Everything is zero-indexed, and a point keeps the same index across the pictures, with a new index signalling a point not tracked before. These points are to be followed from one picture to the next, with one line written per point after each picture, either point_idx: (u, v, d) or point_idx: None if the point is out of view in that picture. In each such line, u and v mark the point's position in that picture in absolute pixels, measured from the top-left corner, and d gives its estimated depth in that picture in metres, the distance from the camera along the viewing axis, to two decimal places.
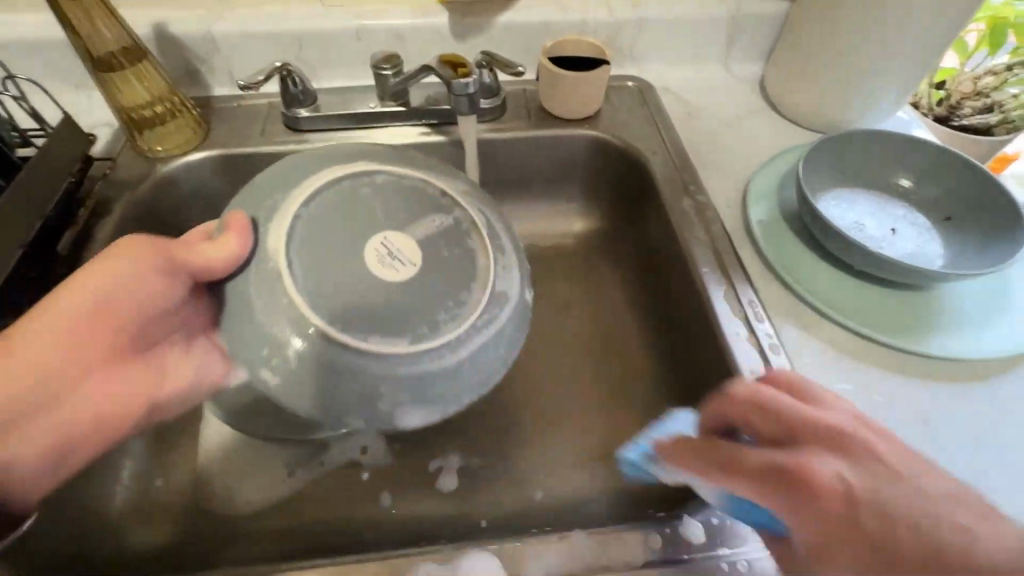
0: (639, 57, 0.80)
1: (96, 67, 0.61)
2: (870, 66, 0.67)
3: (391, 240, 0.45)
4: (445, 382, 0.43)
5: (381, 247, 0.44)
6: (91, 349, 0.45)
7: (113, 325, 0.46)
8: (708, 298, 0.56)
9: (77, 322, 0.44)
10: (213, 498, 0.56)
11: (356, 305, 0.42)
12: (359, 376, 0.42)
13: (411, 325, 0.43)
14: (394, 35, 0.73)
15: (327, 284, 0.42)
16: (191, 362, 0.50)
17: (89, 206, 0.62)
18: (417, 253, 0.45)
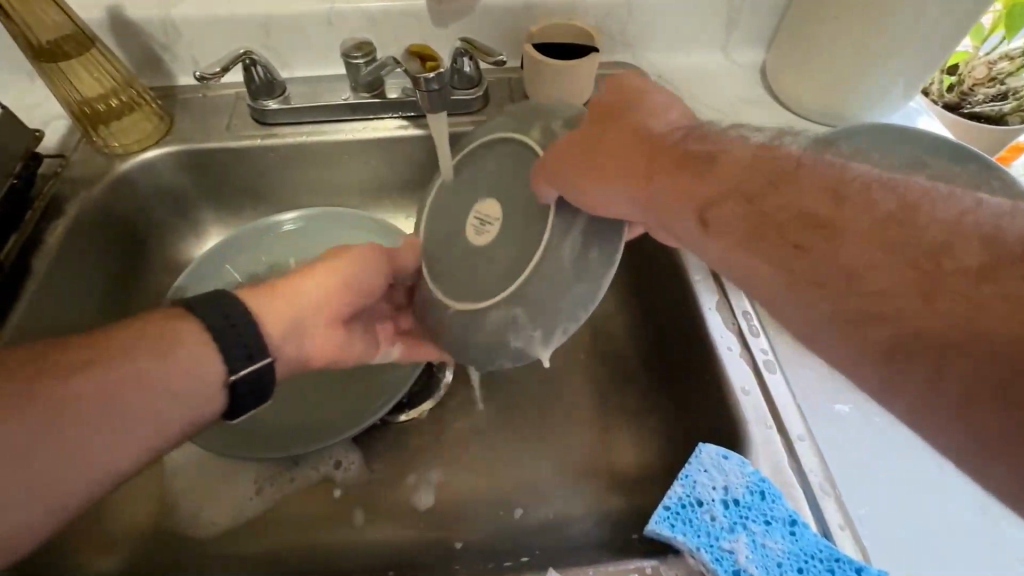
0: (633, 41, 0.75)
1: (41, 57, 0.56)
2: (879, 55, 0.62)
3: (482, 211, 0.48)
4: (550, 307, 0.40)
5: (475, 221, 0.48)
6: (339, 306, 0.49)
7: (348, 294, 0.50)
8: (698, 310, 0.53)
9: (333, 284, 0.49)
10: (178, 518, 0.53)
11: (471, 268, 0.47)
12: (475, 329, 0.44)
13: (507, 268, 0.43)
14: (368, 20, 0.67)
15: (452, 265, 0.48)
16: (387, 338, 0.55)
17: (39, 208, 0.58)
18: (500, 210, 0.46)
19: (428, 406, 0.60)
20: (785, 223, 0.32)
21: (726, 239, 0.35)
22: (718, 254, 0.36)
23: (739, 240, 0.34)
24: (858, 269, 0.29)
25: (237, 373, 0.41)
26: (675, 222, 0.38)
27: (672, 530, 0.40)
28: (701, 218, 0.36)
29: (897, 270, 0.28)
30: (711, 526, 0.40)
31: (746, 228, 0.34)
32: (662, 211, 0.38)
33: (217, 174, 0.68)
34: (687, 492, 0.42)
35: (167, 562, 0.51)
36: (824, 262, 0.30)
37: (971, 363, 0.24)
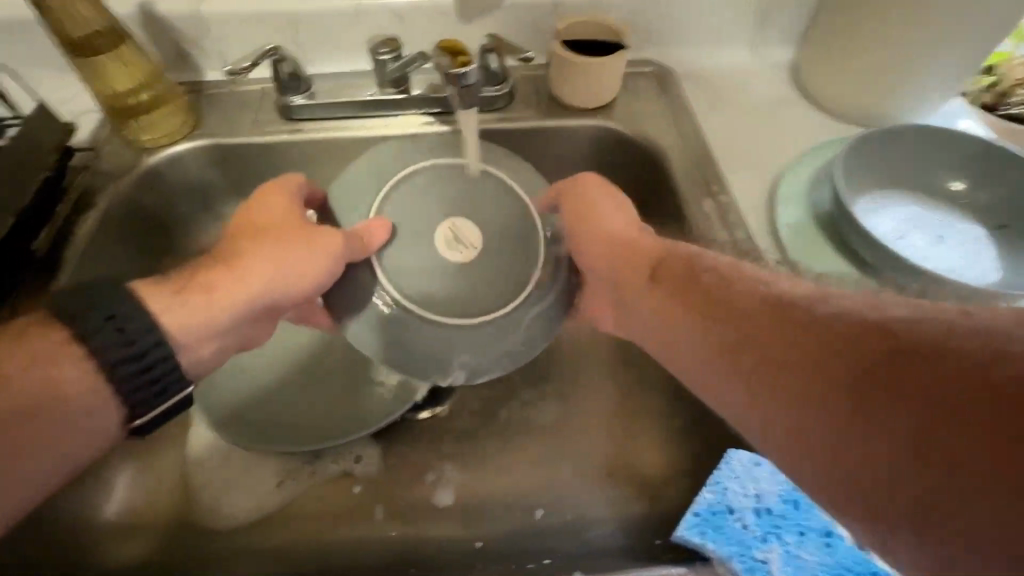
0: (661, 38, 0.74)
1: (74, 52, 0.57)
2: (917, 55, 0.60)
3: (459, 227, 0.45)
4: (500, 354, 0.43)
5: (449, 233, 0.45)
6: (273, 287, 0.45)
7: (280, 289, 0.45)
8: None
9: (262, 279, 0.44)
10: (201, 509, 0.54)
11: (427, 273, 0.43)
12: (422, 342, 0.42)
13: (472, 292, 0.43)
14: (394, 16, 0.67)
15: (406, 261, 0.44)
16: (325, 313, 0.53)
17: (70, 200, 0.59)
18: (480, 238, 0.45)
19: (449, 405, 0.59)
20: (698, 282, 0.42)
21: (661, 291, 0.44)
22: (649, 305, 0.44)
23: (671, 292, 0.43)
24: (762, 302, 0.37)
25: (141, 418, 0.39)
26: (628, 278, 0.46)
27: (702, 538, 0.39)
28: (649, 275, 0.46)
29: (757, 311, 0.37)
30: (743, 535, 0.39)
31: (678, 283, 0.43)
32: (622, 265, 0.47)
33: (242, 170, 0.68)
34: (717, 499, 0.41)
35: (191, 553, 0.51)
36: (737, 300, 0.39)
37: (799, 377, 0.32)
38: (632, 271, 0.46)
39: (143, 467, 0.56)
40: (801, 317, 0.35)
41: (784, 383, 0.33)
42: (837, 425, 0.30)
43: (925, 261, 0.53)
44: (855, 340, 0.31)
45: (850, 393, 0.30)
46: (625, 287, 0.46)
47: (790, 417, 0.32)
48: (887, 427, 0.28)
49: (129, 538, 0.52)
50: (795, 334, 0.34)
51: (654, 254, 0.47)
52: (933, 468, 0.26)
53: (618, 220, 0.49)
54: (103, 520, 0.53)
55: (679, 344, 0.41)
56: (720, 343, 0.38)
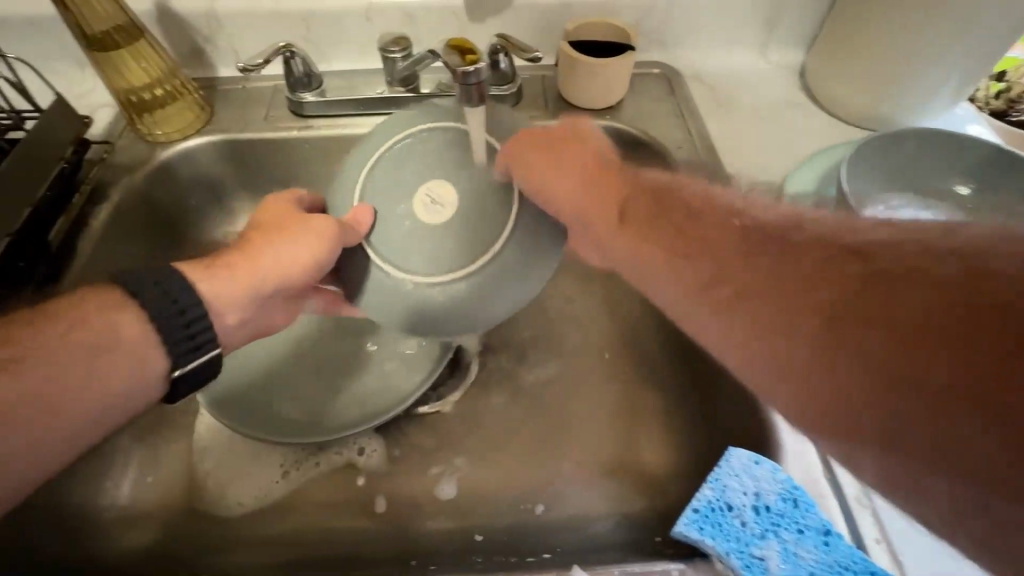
0: (669, 40, 0.74)
1: (91, 47, 0.58)
2: (926, 59, 0.60)
3: (433, 190, 0.46)
4: (462, 313, 0.43)
5: (425, 199, 0.46)
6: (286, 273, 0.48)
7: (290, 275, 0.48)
8: None
9: (275, 266, 0.48)
10: (207, 497, 0.55)
11: (422, 241, 0.45)
12: (430, 306, 0.43)
13: (461, 249, 0.44)
14: (405, 15, 0.68)
15: (399, 236, 0.45)
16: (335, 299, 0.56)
17: (85, 191, 0.60)
18: (455, 196, 0.45)
19: (453, 400, 0.59)
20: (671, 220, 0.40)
21: (631, 230, 0.41)
22: (622, 241, 0.42)
23: (647, 231, 0.41)
24: (746, 236, 0.35)
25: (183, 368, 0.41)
26: (596, 218, 0.43)
27: (701, 533, 0.39)
28: (618, 211, 0.43)
29: (732, 245, 0.35)
30: (741, 532, 0.39)
31: (647, 224, 0.41)
32: (588, 206, 0.43)
33: (253, 165, 0.69)
34: (716, 496, 0.41)
35: (195, 541, 0.52)
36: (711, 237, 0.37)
37: (772, 308, 0.32)
38: (603, 208, 0.43)
39: (151, 455, 0.57)
40: (776, 248, 0.33)
41: (757, 313, 0.33)
42: (812, 352, 0.30)
43: None
44: (828, 267, 0.31)
45: (825, 322, 0.30)
46: (596, 229, 0.43)
47: (767, 346, 0.32)
48: (861, 351, 0.28)
49: (136, 527, 0.53)
50: (769, 263, 0.33)
51: (622, 189, 0.44)
52: (902, 390, 0.26)
53: (576, 153, 0.46)
54: (111, 507, 0.53)
55: (659, 282, 0.39)
56: (696, 278, 0.36)
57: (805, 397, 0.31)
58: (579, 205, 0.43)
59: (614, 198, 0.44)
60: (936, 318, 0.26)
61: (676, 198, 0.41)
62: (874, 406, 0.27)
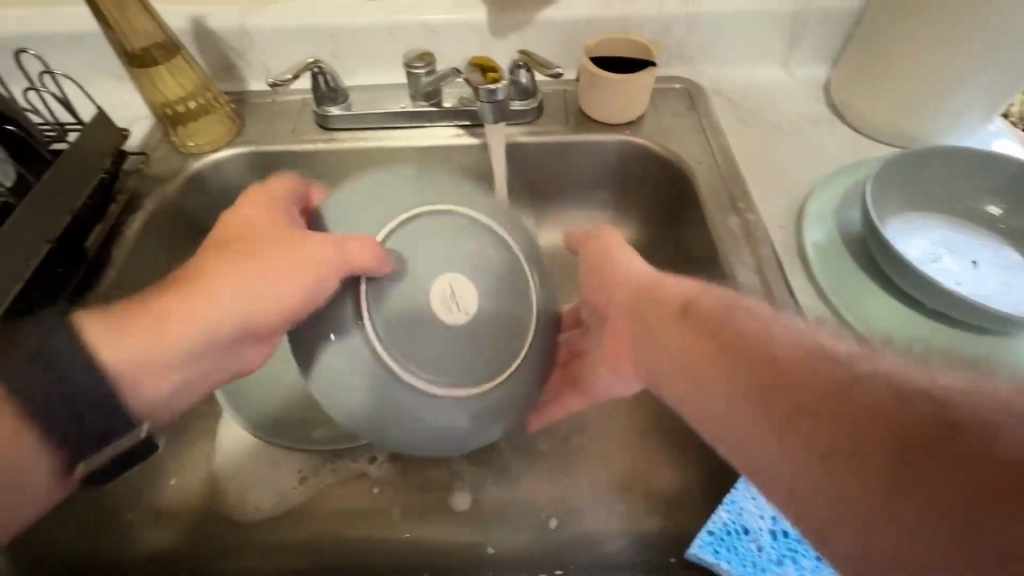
0: (690, 56, 0.74)
1: (132, 62, 0.61)
2: (956, 78, 0.59)
3: (459, 283, 0.44)
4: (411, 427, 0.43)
5: (448, 289, 0.43)
6: (224, 316, 0.43)
7: (227, 317, 0.44)
8: None
9: (206, 313, 0.43)
10: (226, 501, 0.56)
11: (414, 330, 0.42)
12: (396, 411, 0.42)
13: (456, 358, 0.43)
14: (430, 31, 0.70)
15: (396, 322, 0.42)
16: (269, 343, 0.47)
17: (121, 201, 0.62)
18: (478, 301, 0.44)
19: None
20: (729, 322, 0.40)
21: (688, 326, 0.41)
22: (668, 333, 0.43)
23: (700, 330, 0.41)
24: (801, 353, 0.35)
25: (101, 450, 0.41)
26: (653, 314, 0.45)
27: (716, 557, 0.39)
28: (679, 307, 0.43)
29: (788, 361, 0.35)
30: (758, 557, 0.39)
31: (702, 322, 0.41)
32: (646, 300, 0.46)
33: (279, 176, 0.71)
34: (732, 518, 0.41)
35: (215, 544, 0.53)
36: (759, 349, 0.37)
37: (830, 436, 0.31)
38: (657, 311, 0.44)
39: (174, 458, 0.58)
40: (839, 374, 0.33)
41: (816, 439, 0.31)
42: (874, 496, 0.29)
43: (957, 287, 0.51)
44: (894, 404, 0.30)
45: (892, 460, 0.28)
46: (651, 320, 0.45)
47: (821, 480, 0.31)
48: (926, 507, 0.27)
49: (156, 524, 0.54)
50: (834, 389, 0.32)
51: (681, 283, 0.45)
52: (980, 552, 0.25)
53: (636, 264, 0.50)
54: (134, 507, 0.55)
55: (705, 385, 0.39)
56: (752, 385, 0.36)
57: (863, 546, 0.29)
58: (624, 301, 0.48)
59: (669, 297, 0.45)
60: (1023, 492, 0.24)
61: (733, 300, 0.41)
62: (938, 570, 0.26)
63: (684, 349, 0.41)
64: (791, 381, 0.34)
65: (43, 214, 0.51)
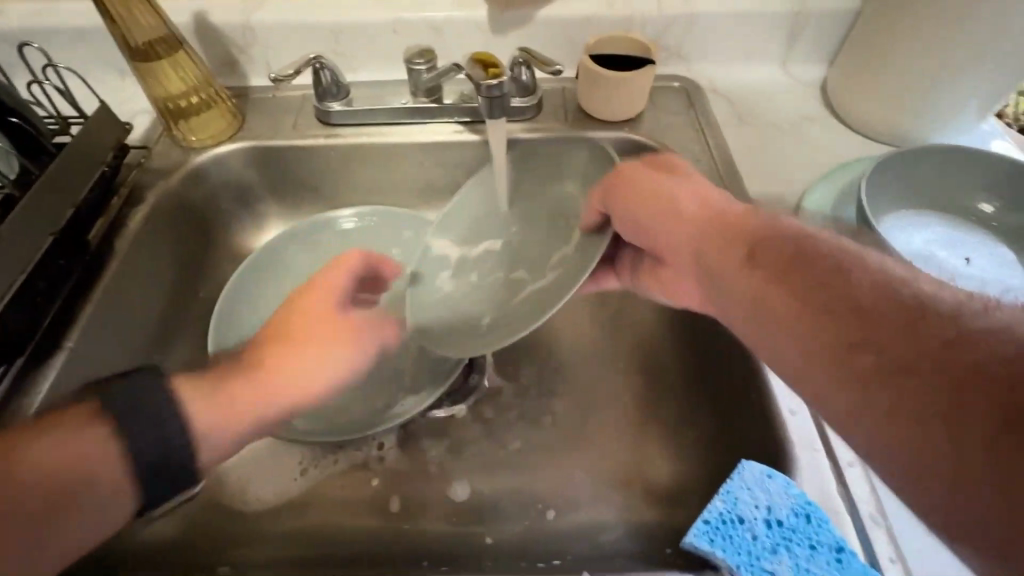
0: (689, 55, 0.75)
1: (134, 56, 0.61)
2: (952, 75, 0.60)
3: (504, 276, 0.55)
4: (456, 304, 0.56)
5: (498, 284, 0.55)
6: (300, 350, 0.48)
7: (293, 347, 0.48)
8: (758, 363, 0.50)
9: (272, 352, 0.47)
10: (226, 493, 0.56)
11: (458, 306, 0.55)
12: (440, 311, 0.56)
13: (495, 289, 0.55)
14: (431, 28, 0.70)
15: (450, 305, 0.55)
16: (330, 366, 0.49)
17: (123, 194, 0.63)
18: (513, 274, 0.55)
19: (465, 405, 0.61)
20: (801, 261, 0.36)
21: (759, 270, 0.37)
22: (734, 277, 0.39)
23: (773, 279, 0.36)
24: (899, 301, 0.31)
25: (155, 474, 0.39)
26: (718, 257, 0.40)
27: (711, 545, 0.40)
28: (744, 252, 0.39)
29: (886, 307, 0.31)
30: (753, 545, 0.39)
31: (778, 266, 0.36)
32: (710, 247, 0.41)
33: (280, 170, 0.72)
34: (727, 508, 0.41)
35: (215, 535, 0.53)
36: (847, 293, 0.33)
37: (929, 390, 0.27)
38: (716, 252, 0.41)
39: None
40: (945, 323, 0.29)
41: (911, 394, 0.28)
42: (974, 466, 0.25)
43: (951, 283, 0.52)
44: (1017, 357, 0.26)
45: (1001, 418, 0.25)
46: (718, 266, 0.40)
47: (916, 443, 0.27)
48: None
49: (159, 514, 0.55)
50: (937, 345, 0.28)
51: (756, 228, 0.40)
52: None
53: (707, 199, 0.44)
54: None
55: (777, 337, 0.35)
56: (835, 337, 0.32)
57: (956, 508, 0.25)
58: (687, 245, 0.43)
59: (735, 245, 0.40)
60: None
61: (823, 239, 0.37)
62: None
63: (750, 290, 0.37)
64: (887, 326, 0.30)
65: (52, 204, 0.52)
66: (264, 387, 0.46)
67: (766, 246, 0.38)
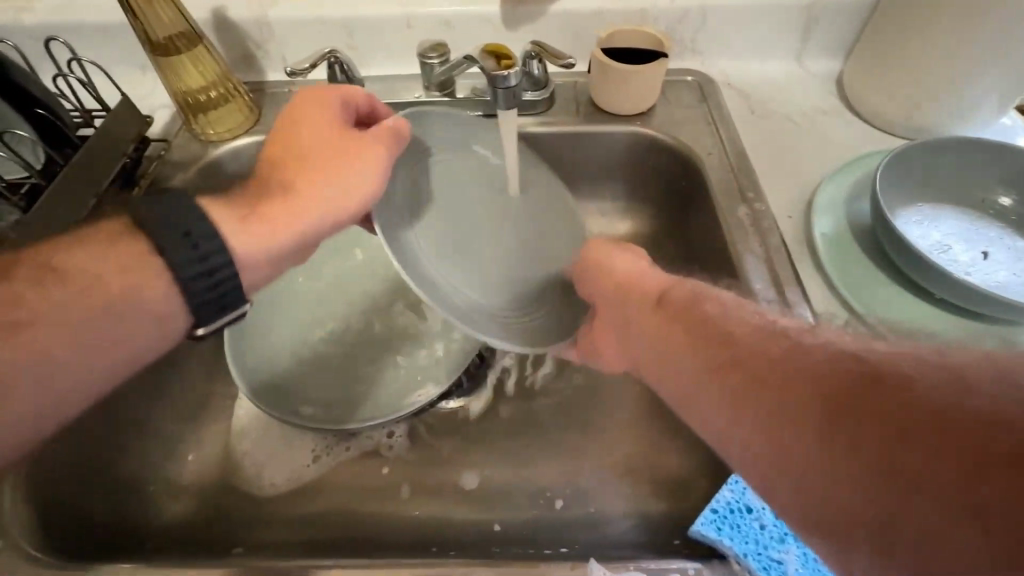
0: (701, 49, 0.75)
1: (155, 51, 0.62)
2: (970, 68, 0.59)
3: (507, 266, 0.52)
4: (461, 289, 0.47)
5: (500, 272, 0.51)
6: (302, 197, 0.44)
7: (297, 184, 0.45)
8: None
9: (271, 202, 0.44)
10: (241, 477, 0.57)
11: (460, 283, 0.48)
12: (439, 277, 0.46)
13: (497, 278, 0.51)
14: (444, 22, 0.71)
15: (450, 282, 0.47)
16: (340, 189, 0.45)
17: (144, 185, 0.65)
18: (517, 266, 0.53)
19: (475, 397, 0.61)
20: (690, 305, 0.40)
21: (661, 313, 0.41)
22: (639, 320, 0.42)
23: (670, 321, 0.40)
24: (755, 330, 0.35)
25: (206, 327, 0.41)
26: (631, 303, 0.44)
27: (718, 533, 0.40)
28: (651, 300, 0.43)
29: (747, 335, 0.35)
30: (760, 534, 0.40)
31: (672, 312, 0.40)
32: (625, 291, 0.45)
33: None
34: (735, 498, 0.42)
35: (231, 517, 0.55)
36: (716, 326, 0.37)
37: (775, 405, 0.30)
38: (632, 302, 0.44)
39: (191, 436, 0.60)
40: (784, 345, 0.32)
41: (763, 410, 0.30)
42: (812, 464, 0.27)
43: (967, 276, 0.51)
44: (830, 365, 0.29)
45: (821, 418, 0.28)
46: (632, 309, 0.44)
47: (773, 452, 0.29)
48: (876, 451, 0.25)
49: (176, 496, 0.56)
50: (782, 358, 0.31)
51: (653, 280, 0.45)
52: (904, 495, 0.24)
53: (634, 261, 0.48)
54: (153, 481, 0.57)
55: (673, 374, 0.38)
56: (713, 365, 0.34)
57: (817, 501, 0.27)
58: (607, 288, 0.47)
59: (641, 291, 0.44)
60: (999, 431, 0.22)
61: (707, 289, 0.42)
62: (896, 515, 0.24)
63: (654, 332, 0.41)
64: (749, 348, 0.34)
65: (75, 192, 0.54)
66: (292, 213, 0.44)
67: (669, 289, 0.43)
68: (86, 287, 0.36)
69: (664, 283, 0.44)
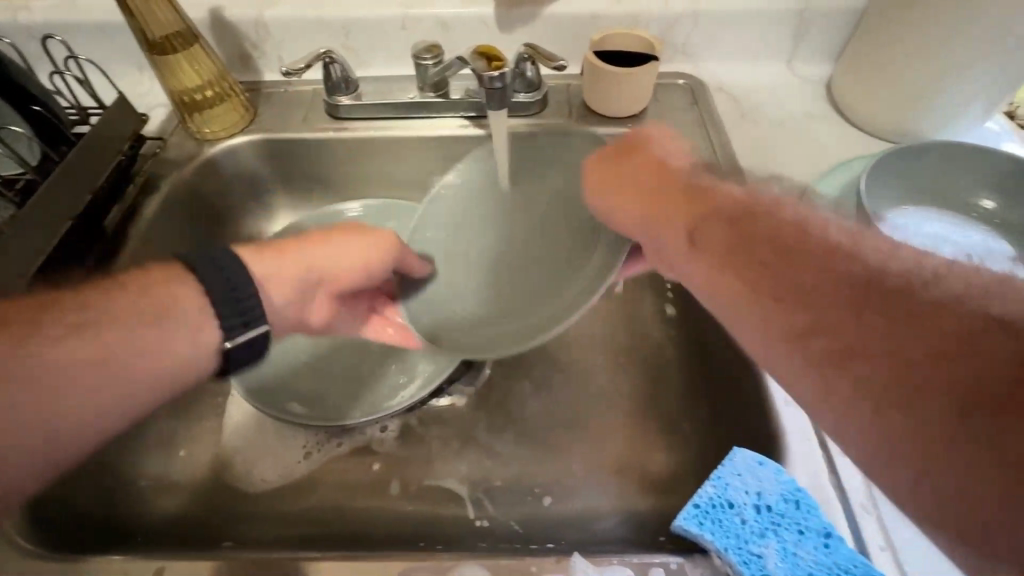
0: (694, 53, 0.76)
1: (151, 50, 0.63)
2: (956, 73, 0.60)
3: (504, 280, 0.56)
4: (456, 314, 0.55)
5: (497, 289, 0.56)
6: (324, 258, 0.51)
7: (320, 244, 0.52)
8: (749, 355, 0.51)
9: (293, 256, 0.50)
10: (233, 472, 0.58)
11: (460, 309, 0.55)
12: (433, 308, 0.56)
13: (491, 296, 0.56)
14: (439, 24, 0.72)
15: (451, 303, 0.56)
16: (357, 254, 0.53)
17: (139, 182, 0.65)
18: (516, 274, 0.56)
19: (466, 395, 0.62)
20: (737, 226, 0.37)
21: (700, 230, 0.38)
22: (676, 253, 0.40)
23: (715, 256, 0.37)
24: (820, 246, 0.32)
25: (233, 341, 0.43)
26: (662, 222, 0.41)
27: (700, 528, 0.41)
28: (685, 237, 0.39)
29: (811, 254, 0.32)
30: (741, 529, 0.40)
31: (718, 231, 0.37)
32: (654, 209, 0.42)
33: (290, 162, 0.73)
34: (718, 493, 0.43)
35: (223, 512, 0.55)
36: (770, 239, 0.34)
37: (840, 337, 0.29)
38: (660, 219, 0.41)
39: (185, 433, 0.60)
40: (860, 277, 0.30)
41: (826, 336, 0.29)
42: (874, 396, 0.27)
43: None
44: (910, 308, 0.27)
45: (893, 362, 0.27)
46: (662, 229, 0.41)
47: (831, 381, 0.29)
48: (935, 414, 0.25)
49: (168, 492, 0.56)
50: (850, 288, 0.30)
51: (691, 192, 0.41)
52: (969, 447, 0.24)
53: (664, 177, 0.43)
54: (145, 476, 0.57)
55: (715, 285, 0.36)
56: (769, 281, 0.33)
57: (874, 457, 0.27)
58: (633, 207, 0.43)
59: (675, 207, 0.41)
60: None
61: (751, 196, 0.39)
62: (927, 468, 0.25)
63: (692, 253, 0.38)
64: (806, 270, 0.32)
65: (71, 189, 0.55)
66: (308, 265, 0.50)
67: (710, 204, 0.39)
68: (137, 297, 0.41)
69: (705, 194, 0.40)
